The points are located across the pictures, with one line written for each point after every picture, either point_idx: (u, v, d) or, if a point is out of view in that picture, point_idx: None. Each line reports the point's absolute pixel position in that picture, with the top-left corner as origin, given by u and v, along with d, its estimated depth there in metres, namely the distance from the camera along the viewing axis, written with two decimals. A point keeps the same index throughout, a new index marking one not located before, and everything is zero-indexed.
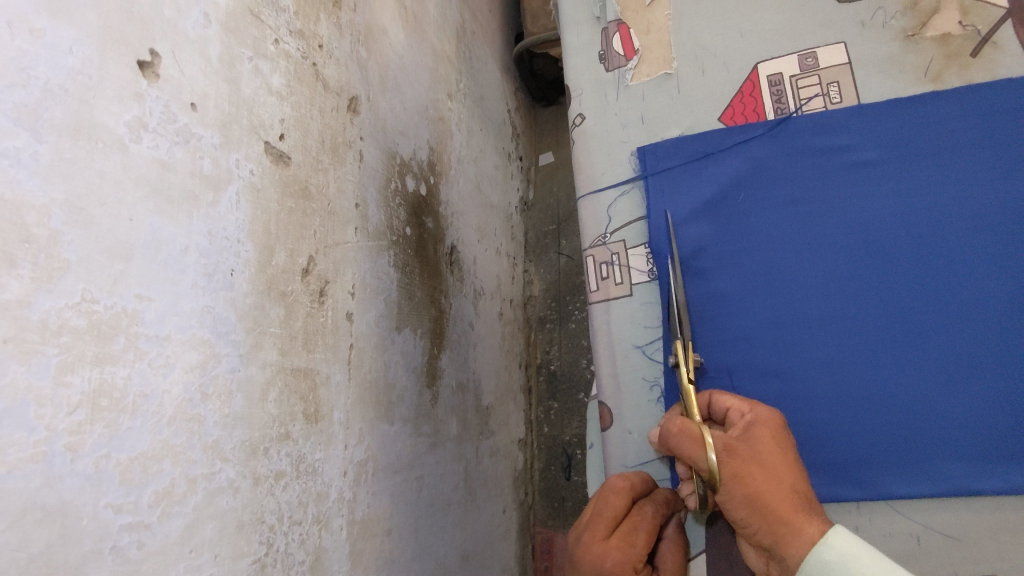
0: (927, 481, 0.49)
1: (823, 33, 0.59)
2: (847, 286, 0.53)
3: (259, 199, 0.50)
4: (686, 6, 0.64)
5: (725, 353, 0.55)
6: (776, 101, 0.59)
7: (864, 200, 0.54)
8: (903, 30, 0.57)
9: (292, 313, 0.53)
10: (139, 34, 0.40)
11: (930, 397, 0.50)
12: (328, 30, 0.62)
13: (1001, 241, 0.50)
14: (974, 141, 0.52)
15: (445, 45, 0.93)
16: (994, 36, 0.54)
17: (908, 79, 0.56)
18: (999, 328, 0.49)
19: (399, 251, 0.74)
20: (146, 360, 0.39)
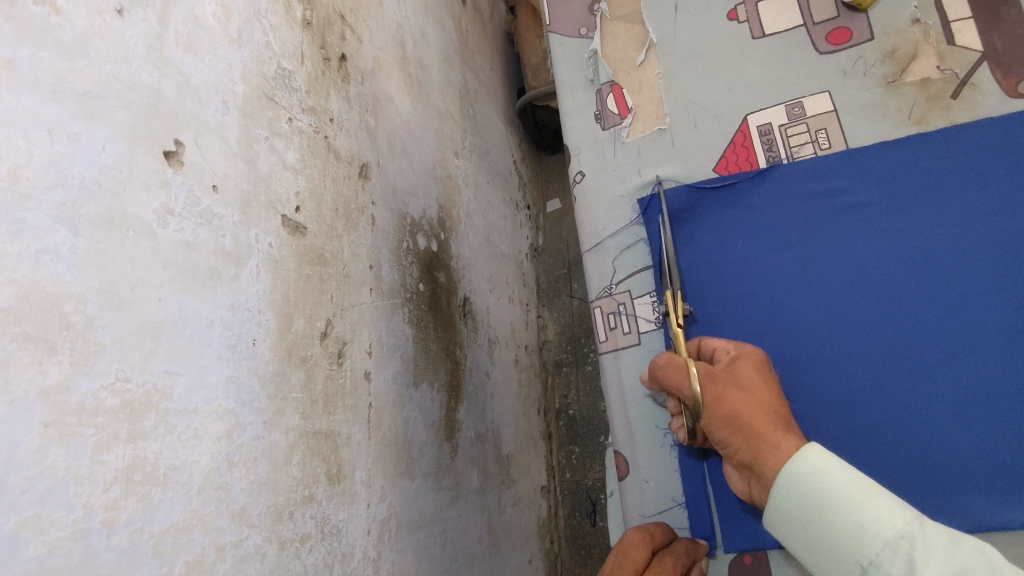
0: (947, 516, 0.49)
1: (808, 83, 0.61)
2: (850, 325, 0.54)
3: (279, 269, 0.53)
4: (675, 65, 0.67)
5: None
6: (767, 150, 0.61)
7: (859, 241, 0.56)
8: (883, 77, 0.59)
9: (312, 377, 0.55)
10: (164, 127, 0.43)
11: (942, 430, 0.50)
12: (338, 104, 0.66)
13: (998, 270, 0.51)
14: (964, 177, 0.54)
15: (449, 106, 0.97)
16: (973, 78, 0.56)
17: (894, 122, 0.58)
18: (1004, 358, 0.50)
19: (413, 307, 0.76)
20: (175, 434, 0.41)
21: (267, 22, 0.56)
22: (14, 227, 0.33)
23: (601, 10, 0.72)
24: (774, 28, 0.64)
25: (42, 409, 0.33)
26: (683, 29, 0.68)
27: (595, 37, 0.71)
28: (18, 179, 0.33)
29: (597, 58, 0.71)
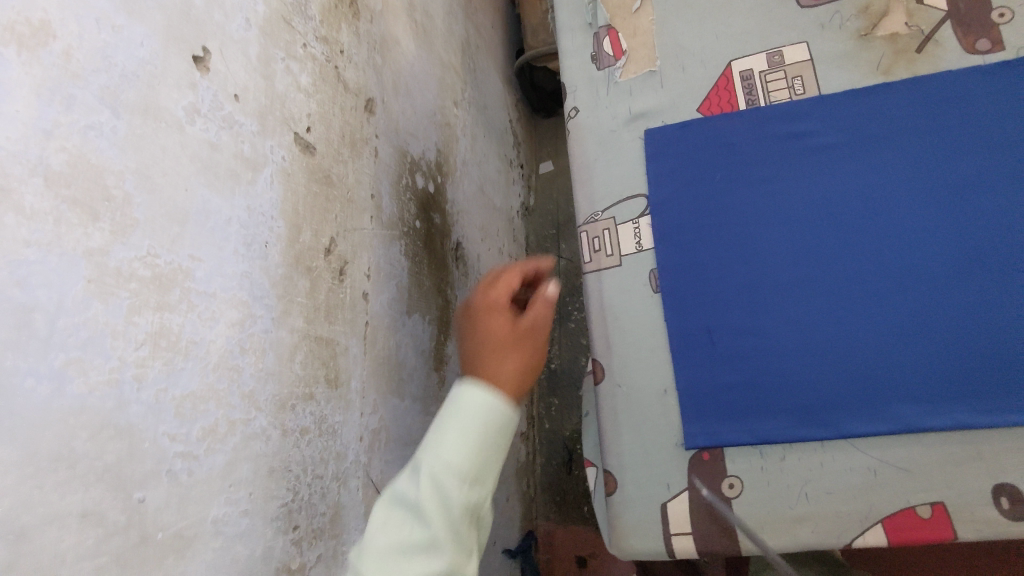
0: (881, 420, 0.47)
1: (788, 34, 0.55)
2: (807, 247, 0.51)
3: (290, 182, 0.57)
4: (667, 9, 0.60)
5: (700, 313, 0.53)
6: (748, 95, 0.56)
7: (821, 164, 0.52)
8: (857, 31, 0.54)
9: (316, 287, 0.59)
10: (194, 33, 0.47)
11: (887, 350, 0.48)
12: (348, 38, 0.69)
13: (951, 213, 0.49)
14: (922, 122, 0.51)
15: (451, 57, 1.00)
16: (937, 35, 0.52)
17: (863, 74, 0.53)
18: (951, 279, 0.48)
19: (410, 242, 0.81)
20: (196, 312, 0.45)
21: None
22: (67, 101, 0.36)
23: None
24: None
25: (86, 266, 0.37)
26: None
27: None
28: (71, 59, 0.37)
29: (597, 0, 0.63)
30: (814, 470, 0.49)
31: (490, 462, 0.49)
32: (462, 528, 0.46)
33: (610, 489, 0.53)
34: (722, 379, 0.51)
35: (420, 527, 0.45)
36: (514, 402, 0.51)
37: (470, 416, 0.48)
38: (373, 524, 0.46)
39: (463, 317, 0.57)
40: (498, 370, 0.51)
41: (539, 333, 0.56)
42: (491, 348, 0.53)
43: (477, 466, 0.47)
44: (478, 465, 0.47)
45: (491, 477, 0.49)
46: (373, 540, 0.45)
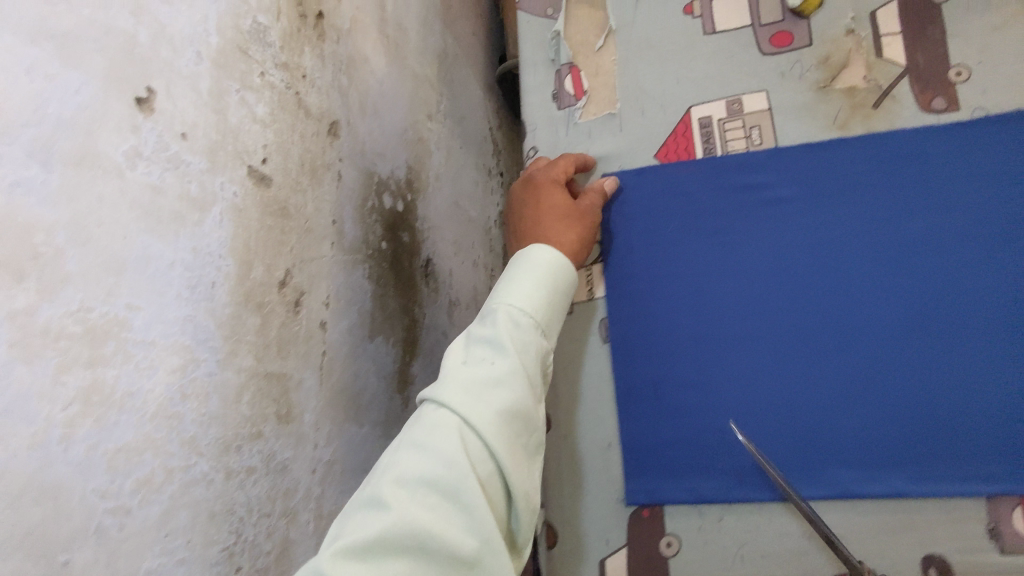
0: (823, 484, 0.57)
1: (748, 81, 0.68)
2: (762, 307, 0.61)
3: (241, 218, 0.56)
4: (629, 54, 0.73)
5: (652, 365, 0.65)
6: (705, 140, 0.67)
7: (777, 228, 0.62)
8: (816, 81, 0.65)
9: (267, 323, 0.59)
10: (138, 74, 0.45)
11: (830, 411, 0.58)
12: (312, 61, 0.67)
13: (897, 274, 0.58)
14: (876, 179, 0.60)
15: (426, 71, 0.99)
16: (894, 90, 0.62)
17: (820, 126, 0.64)
18: (890, 347, 0.57)
19: (374, 265, 0.80)
20: (133, 363, 0.44)
21: None
22: None
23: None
24: (725, 26, 0.70)
25: (8, 328, 0.36)
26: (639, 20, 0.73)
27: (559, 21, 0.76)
28: None
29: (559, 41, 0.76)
30: (705, 534, 0.61)
31: (556, 312, 0.62)
32: (536, 368, 0.56)
33: (550, 541, 0.66)
34: (663, 433, 0.63)
35: (501, 360, 0.53)
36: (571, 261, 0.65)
37: (541, 269, 0.61)
38: (390, 460, 0.47)
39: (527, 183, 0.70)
40: (561, 237, 0.64)
41: (592, 212, 0.67)
42: (558, 223, 0.65)
43: (547, 311, 0.60)
44: (547, 307, 0.60)
45: (558, 326, 0.63)
46: (396, 472, 0.46)
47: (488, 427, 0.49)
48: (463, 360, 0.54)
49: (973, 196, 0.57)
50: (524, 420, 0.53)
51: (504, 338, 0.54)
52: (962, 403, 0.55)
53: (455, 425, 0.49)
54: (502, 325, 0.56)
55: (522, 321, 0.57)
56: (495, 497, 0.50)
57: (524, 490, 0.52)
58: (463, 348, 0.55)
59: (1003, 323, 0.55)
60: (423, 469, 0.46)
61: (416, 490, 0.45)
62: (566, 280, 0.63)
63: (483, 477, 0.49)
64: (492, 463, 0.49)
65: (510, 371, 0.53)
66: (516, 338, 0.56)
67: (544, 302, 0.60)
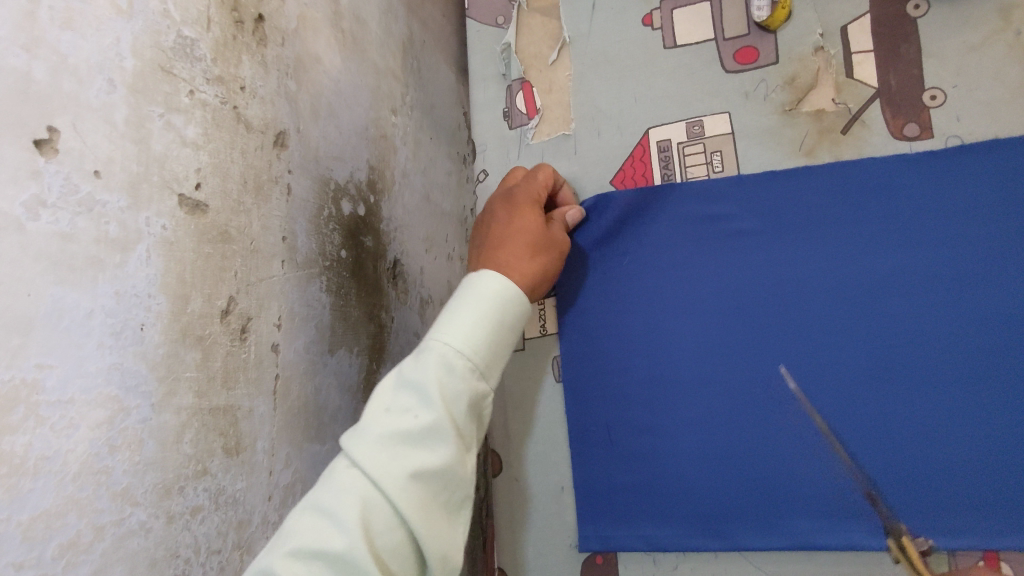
0: (775, 534, 0.71)
1: (711, 101, 0.81)
2: (727, 353, 0.75)
3: (174, 251, 0.53)
4: (588, 72, 0.88)
5: (608, 411, 0.79)
6: (665, 164, 0.82)
7: (745, 271, 0.76)
8: (783, 104, 0.79)
9: (210, 355, 0.56)
10: (36, 114, 0.42)
11: (790, 457, 0.71)
12: (252, 70, 0.63)
13: (866, 316, 0.71)
14: (827, 220, 0.74)
15: (389, 61, 0.94)
16: (861, 115, 0.76)
17: (786, 151, 0.79)
18: (842, 391, 0.71)
19: (333, 275, 0.76)
20: (47, 425, 0.42)
21: None
22: None
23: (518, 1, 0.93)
24: (687, 41, 0.84)
25: None
26: (602, 41, 0.88)
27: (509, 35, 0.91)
28: None
29: (510, 55, 0.91)
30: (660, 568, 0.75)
31: (495, 353, 0.65)
32: (464, 417, 0.59)
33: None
34: (618, 480, 0.78)
35: (424, 413, 0.56)
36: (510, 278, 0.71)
37: (484, 310, 0.65)
38: (298, 523, 0.51)
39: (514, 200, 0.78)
40: (518, 264, 0.71)
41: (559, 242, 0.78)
42: (519, 249, 0.73)
43: (482, 353, 0.62)
44: (481, 350, 0.62)
45: (498, 367, 0.66)
46: (293, 543, 0.49)
47: (396, 494, 0.52)
48: (386, 407, 0.57)
49: (935, 258, 0.71)
50: (445, 479, 0.56)
51: (431, 390, 0.57)
52: (923, 425, 0.68)
53: (362, 491, 0.52)
54: (430, 371, 0.58)
55: (455, 367, 0.60)
56: (399, 559, 0.53)
57: (439, 549, 0.55)
58: (391, 393, 0.58)
59: (959, 358, 0.68)
60: (321, 538, 0.50)
61: (311, 563, 0.49)
62: (516, 315, 0.68)
63: (381, 544, 0.52)
64: (398, 529, 0.53)
65: (429, 430, 0.56)
66: (445, 385, 0.59)
67: (479, 345, 0.62)
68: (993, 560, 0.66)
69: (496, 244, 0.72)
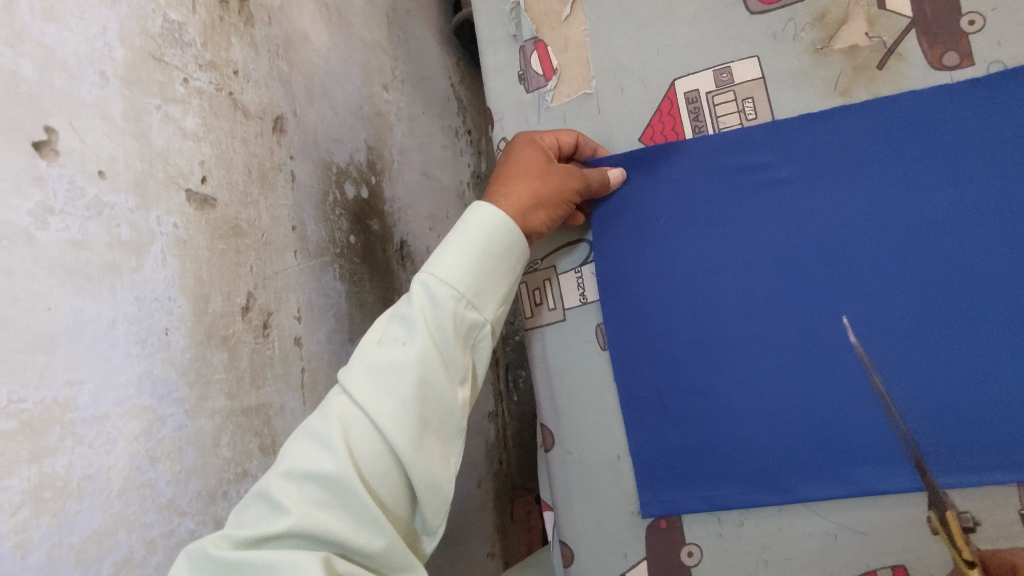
0: (839, 483, 0.51)
1: (735, 47, 0.57)
2: (767, 304, 0.53)
3: (188, 250, 0.50)
4: (603, 21, 0.62)
5: (653, 374, 0.57)
6: (693, 120, 0.58)
7: (779, 220, 0.53)
8: (812, 44, 0.55)
9: (235, 355, 0.54)
10: (29, 115, 0.39)
11: (844, 413, 0.51)
12: (242, 52, 0.59)
13: (915, 257, 0.49)
14: (879, 151, 0.51)
15: (375, 34, 0.90)
16: (900, 48, 0.52)
17: (819, 94, 0.54)
18: (939, 331, 0.49)
19: (345, 262, 0.74)
20: (86, 443, 0.40)
21: None
22: None
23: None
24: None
25: None
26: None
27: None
28: None
29: (519, 11, 0.64)
30: (727, 543, 0.55)
31: (493, 282, 0.52)
32: (456, 349, 0.49)
33: (567, 561, 0.60)
34: (671, 443, 0.56)
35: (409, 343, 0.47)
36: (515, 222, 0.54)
37: (472, 237, 0.51)
38: (292, 447, 0.45)
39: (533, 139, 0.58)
40: (510, 185, 0.55)
41: (568, 179, 0.55)
42: (516, 172, 0.55)
43: (477, 278, 0.51)
44: (481, 273, 0.51)
45: (502, 297, 0.53)
46: (289, 464, 0.44)
47: (384, 421, 0.45)
48: (378, 340, 0.49)
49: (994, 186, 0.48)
50: (440, 409, 0.48)
51: (415, 317, 0.48)
52: (994, 413, 0.47)
53: (350, 416, 0.46)
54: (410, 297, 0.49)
55: (438, 295, 0.49)
56: (391, 494, 0.46)
57: (430, 486, 0.47)
58: (382, 327, 0.50)
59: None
60: (310, 461, 0.43)
61: (304, 485, 0.43)
62: (517, 252, 0.53)
63: (369, 471, 0.45)
64: (389, 459, 0.46)
65: (411, 361, 0.46)
66: (432, 313, 0.49)
67: (473, 270, 0.50)
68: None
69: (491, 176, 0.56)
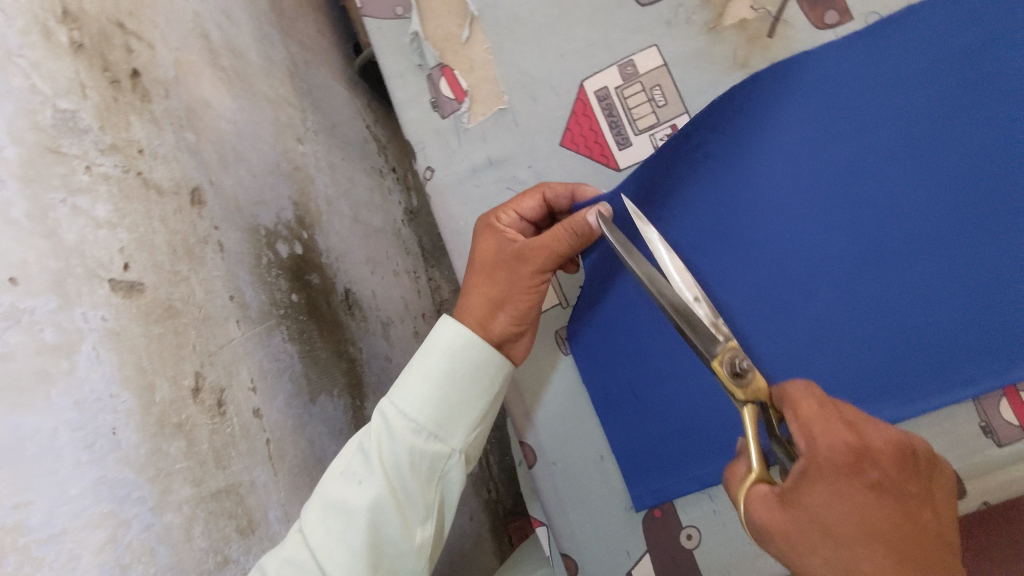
0: None
1: (634, 38, 0.67)
2: (722, 276, 0.58)
3: (123, 342, 0.48)
4: (502, 39, 0.71)
5: (623, 369, 0.65)
6: (607, 112, 0.68)
7: (719, 195, 0.56)
8: (705, 24, 0.65)
9: (194, 441, 0.51)
10: None
11: (807, 357, 0.57)
12: (144, 129, 0.57)
13: (842, 214, 0.52)
14: (795, 110, 0.51)
15: (278, 89, 0.89)
16: (784, 15, 0.62)
17: (720, 69, 0.64)
18: (873, 278, 0.53)
19: (291, 322, 0.72)
20: (47, 565, 0.38)
21: (26, 58, 0.47)
22: None
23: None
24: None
25: None
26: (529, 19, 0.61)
27: (414, 19, 0.73)
28: None
29: (421, 42, 0.74)
30: (721, 516, 0.63)
31: (458, 414, 0.61)
32: (412, 489, 0.57)
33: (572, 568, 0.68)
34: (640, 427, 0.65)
35: (368, 484, 0.55)
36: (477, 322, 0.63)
37: (433, 373, 0.60)
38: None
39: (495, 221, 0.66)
40: (474, 289, 0.65)
41: (526, 271, 0.62)
42: (481, 270, 0.65)
43: (436, 417, 0.59)
44: (440, 405, 0.59)
45: (468, 426, 0.62)
46: None
47: (338, 562, 0.53)
48: (341, 472, 0.57)
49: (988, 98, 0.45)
50: (394, 547, 0.56)
51: (373, 455, 0.56)
52: (932, 335, 0.53)
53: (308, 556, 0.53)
54: (375, 438, 0.58)
55: (398, 436, 0.57)
56: None
57: None
58: (348, 458, 0.58)
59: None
60: None
61: None
62: (481, 361, 0.62)
63: None
64: None
65: (366, 507, 0.54)
66: (390, 455, 0.57)
67: (432, 405, 0.59)
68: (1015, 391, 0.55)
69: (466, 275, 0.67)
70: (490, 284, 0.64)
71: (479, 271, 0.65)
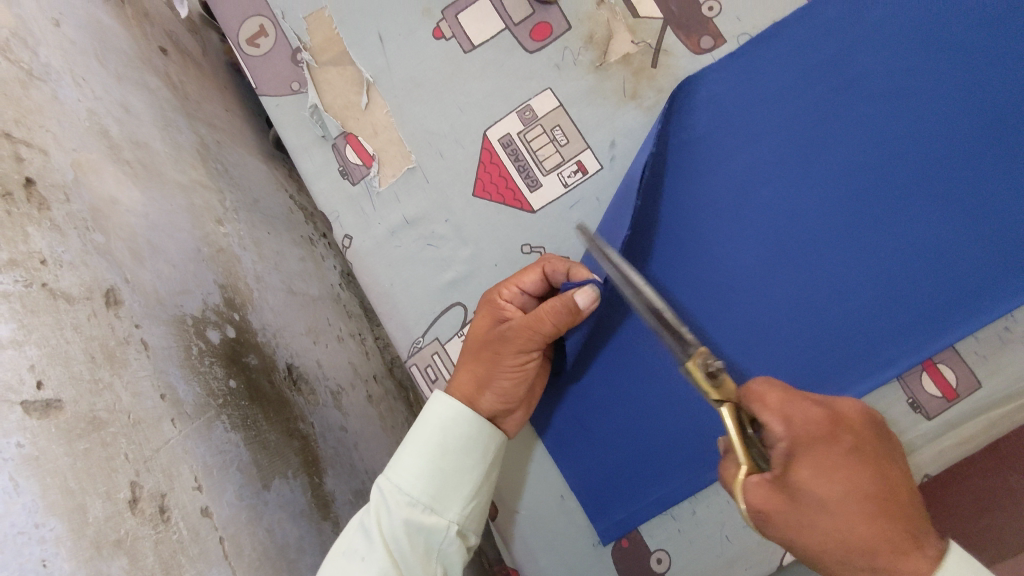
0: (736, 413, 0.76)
1: (529, 83, 0.82)
2: (677, 285, 0.76)
3: (44, 466, 0.45)
4: (402, 99, 0.84)
5: (584, 409, 0.77)
6: (509, 148, 0.82)
7: (675, 216, 0.75)
8: (592, 62, 0.80)
9: (136, 556, 0.49)
10: None
11: (757, 344, 0.74)
12: (45, 238, 0.55)
13: (749, 226, 0.75)
14: (706, 154, 0.75)
15: (191, 174, 0.87)
16: (663, 45, 0.79)
17: (613, 102, 0.80)
18: (777, 276, 0.74)
19: (233, 409, 0.68)
20: None
21: None
22: None
23: (304, 62, 0.86)
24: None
25: None
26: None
27: (312, 95, 0.85)
28: None
29: (323, 116, 0.85)
30: (685, 534, 0.75)
31: (454, 485, 0.67)
32: (415, 564, 0.62)
33: None
34: (598, 457, 0.77)
35: (373, 560, 0.59)
36: (465, 399, 0.71)
37: (431, 448, 0.67)
38: None
39: (496, 298, 0.73)
40: (465, 366, 0.72)
41: (510, 350, 0.69)
42: (475, 347, 0.73)
43: (436, 490, 0.65)
44: (436, 480, 0.66)
45: (465, 496, 0.67)
46: None
47: None
48: (342, 551, 0.60)
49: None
50: None
51: (376, 531, 0.61)
52: (849, 315, 0.72)
53: None
54: (379, 514, 0.62)
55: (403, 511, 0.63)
56: None
57: None
58: (349, 536, 0.61)
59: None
60: None
61: None
62: (474, 434, 0.69)
63: None
64: None
65: None
66: (391, 532, 0.62)
67: (432, 478, 0.66)
68: (933, 367, 0.72)
69: (462, 350, 0.74)
70: (479, 363, 0.71)
71: (473, 348, 0.73)
